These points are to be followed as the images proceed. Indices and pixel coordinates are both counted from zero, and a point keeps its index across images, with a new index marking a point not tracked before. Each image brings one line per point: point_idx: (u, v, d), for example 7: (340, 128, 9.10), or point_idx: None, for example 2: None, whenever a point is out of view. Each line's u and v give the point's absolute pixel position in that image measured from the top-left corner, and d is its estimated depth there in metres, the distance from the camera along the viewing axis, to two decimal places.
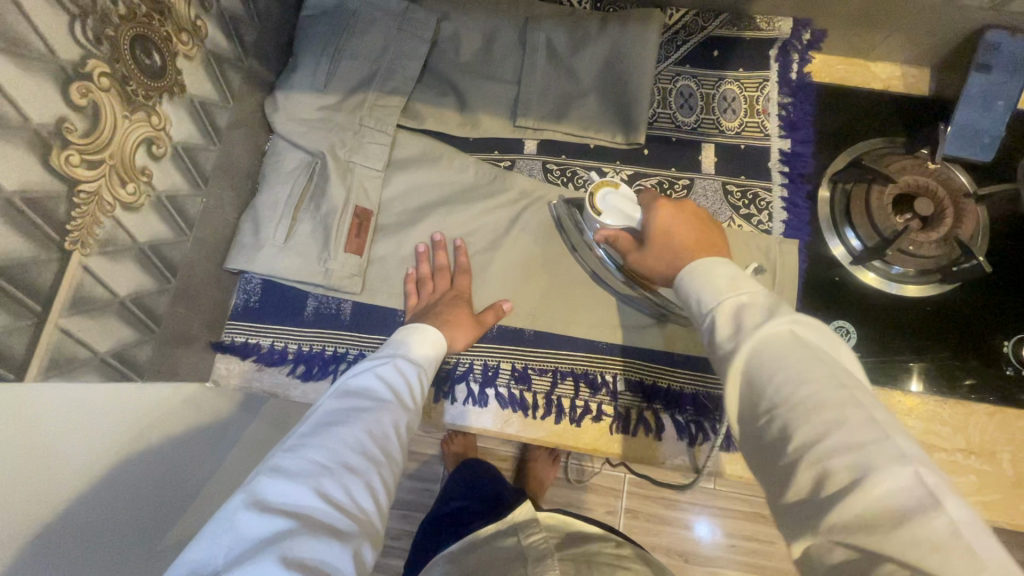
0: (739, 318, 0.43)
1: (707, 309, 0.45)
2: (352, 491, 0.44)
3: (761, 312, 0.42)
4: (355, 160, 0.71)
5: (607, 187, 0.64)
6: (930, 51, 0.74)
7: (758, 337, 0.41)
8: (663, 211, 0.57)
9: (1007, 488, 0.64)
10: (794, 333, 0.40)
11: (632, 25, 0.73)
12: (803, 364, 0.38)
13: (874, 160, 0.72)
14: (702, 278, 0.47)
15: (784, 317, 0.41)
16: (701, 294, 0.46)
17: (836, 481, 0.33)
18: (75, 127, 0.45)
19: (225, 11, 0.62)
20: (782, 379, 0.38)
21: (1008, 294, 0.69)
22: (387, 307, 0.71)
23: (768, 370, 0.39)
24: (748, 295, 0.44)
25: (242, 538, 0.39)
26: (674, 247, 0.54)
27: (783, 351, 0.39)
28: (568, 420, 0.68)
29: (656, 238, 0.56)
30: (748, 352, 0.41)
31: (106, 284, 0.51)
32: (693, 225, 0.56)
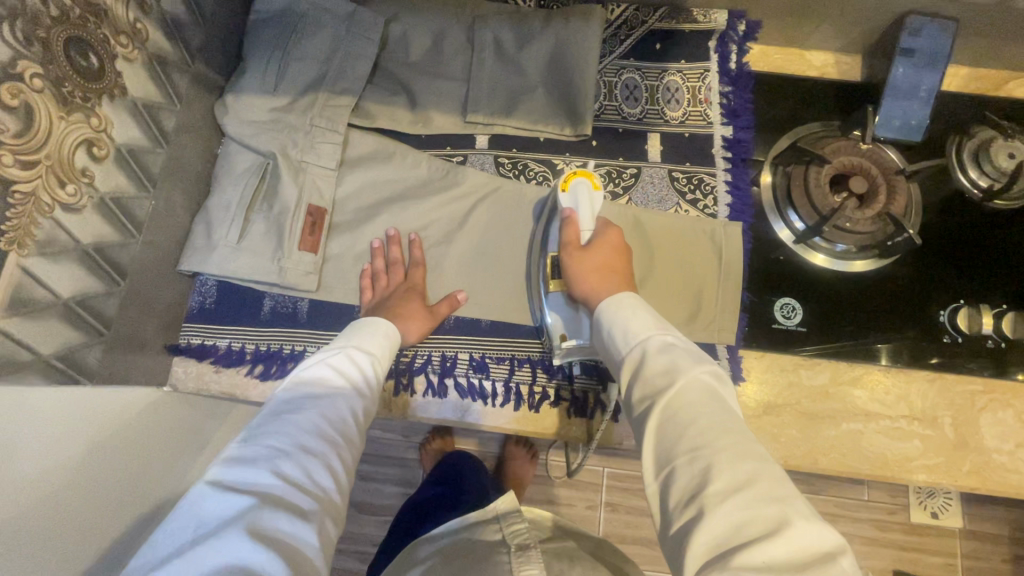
0: (672, 357, 0.48)
1: (633, 340, 0.52)
2: (312, 471, 0.45)
3: (689, 356, 0.48)
4: (306, 160, 0.72)
5: (586, 179, 0.68)
6: (859, 39, 0.77)
7: (687, 378, 0.46)
8: (612, 233, 0.65)
9: (949, 450, 0.67)
10: (713, 386, 0.46)
11: (574, 21, 0.75)
12: (720, 416, 0.44)
13: (810, 143, 0.75)
14: (631, 312, 0.54)
15: (707, 366, 0.47)
16: (631, 324, 0.53)
17: (754, 529, 0.36)
18: (8, 127, 0.45)
19: (167, 15, 0.63)
20: (704, 427, 0.43)
21: (942, 266, 0.73)
22: (344, 304, 0.72)
23: (691, 415, 0.44)
24: (673, 337, 0.51)
25: (202, 521, 0.39)
26: (612, 273, 0.61)
27: (700, 400, 0.45)
28: (527, 406, 0.69)
29: (588, 256, 0.63)
30: (678, 390, 0.45)
31: (47, 284, 0.51)
32: (621, 260, 0.63)
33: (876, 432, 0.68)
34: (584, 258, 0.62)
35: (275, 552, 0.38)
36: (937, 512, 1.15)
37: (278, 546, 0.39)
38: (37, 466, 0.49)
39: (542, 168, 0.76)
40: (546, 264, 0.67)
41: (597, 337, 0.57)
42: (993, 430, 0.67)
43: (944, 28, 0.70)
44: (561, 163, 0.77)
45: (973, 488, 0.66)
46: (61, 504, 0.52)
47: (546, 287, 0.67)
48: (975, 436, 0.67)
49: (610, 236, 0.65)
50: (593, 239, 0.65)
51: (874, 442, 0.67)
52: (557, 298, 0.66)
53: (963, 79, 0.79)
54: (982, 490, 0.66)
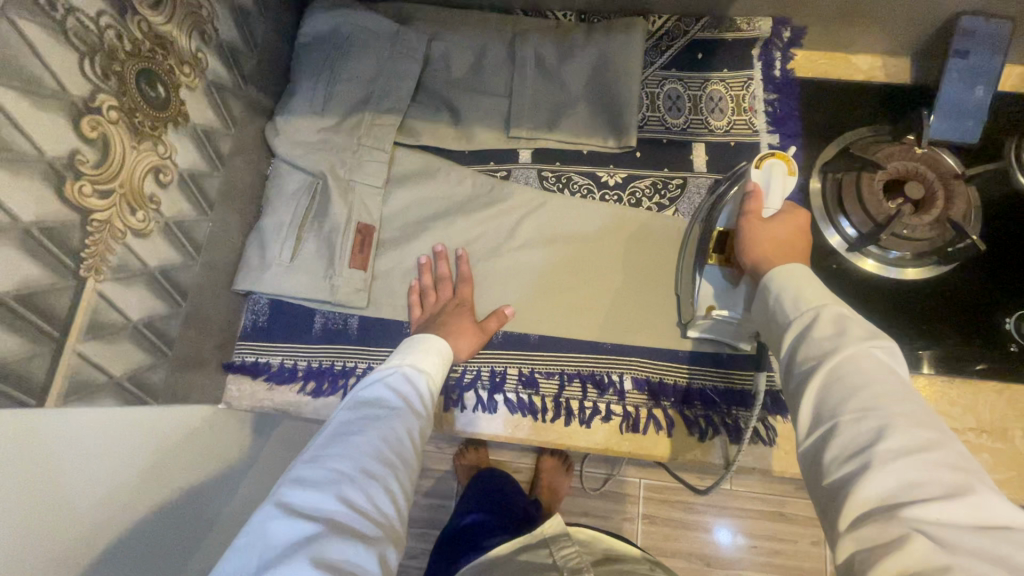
0: (842, 324, 0.45)
1: (805, 307, 0.48)
2: (373, 497, 0.46)
3: (863, 329, 0.44)
4: (354, 179, 0.73)
5: (781, 161, 0.59)
6: (909, 41, 0.76)
7: (856, 347, 0.43)
8: (796, 215, 0.58)
9: (1022, 465, 0.64)
10: (888, 363, 0.43)
11: (616, 34, 0.75)
12: (894, 385, 0.41)
13: (862, 148, 0.73)
14: (805, 281, 0.49)
15: (878, 342, 0.43)
16: (806, 290, 0.48)
17: (928, 490, 0.35)
18: (88, 158, 0.47)
19: (224, 43, 0.65)
20: (877, 390, 0.40)
21: (1006, 273, 0.70)
22: (393, 320, 0.72)
23: (860, 379, 0.41)
24: (848, 309, 0.46)
25: (272, 547, 0.41)
26: (787, 248, 0.56)
27: (876, 370, 0.41)
28: (577, 421, 0.68)
29: (767, 229, 0.57)
30: (849, 353, 0.42)
31: (120, 308, 0.53)
32: (801, 241, 0.57)
33: None
34: (761, 229, 0.57)
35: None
36: None
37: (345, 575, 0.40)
38: (111, 469, 0.51)
39: (586, 180, 0.76)
40: (713, 235, 0.64)
41: (759, 308, 0.54)
42: None
43: (1000, 26, 0.68)
44: (605, 175, 0.76)
45: None
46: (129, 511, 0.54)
47: (704, 258, 0.65)
48: None
49: (796, 219, 0.58)
50: (776, 215, 0.58)
51: None
52: (715, 270, 0.64)
53: (1018, 78, 0.77)
54: None
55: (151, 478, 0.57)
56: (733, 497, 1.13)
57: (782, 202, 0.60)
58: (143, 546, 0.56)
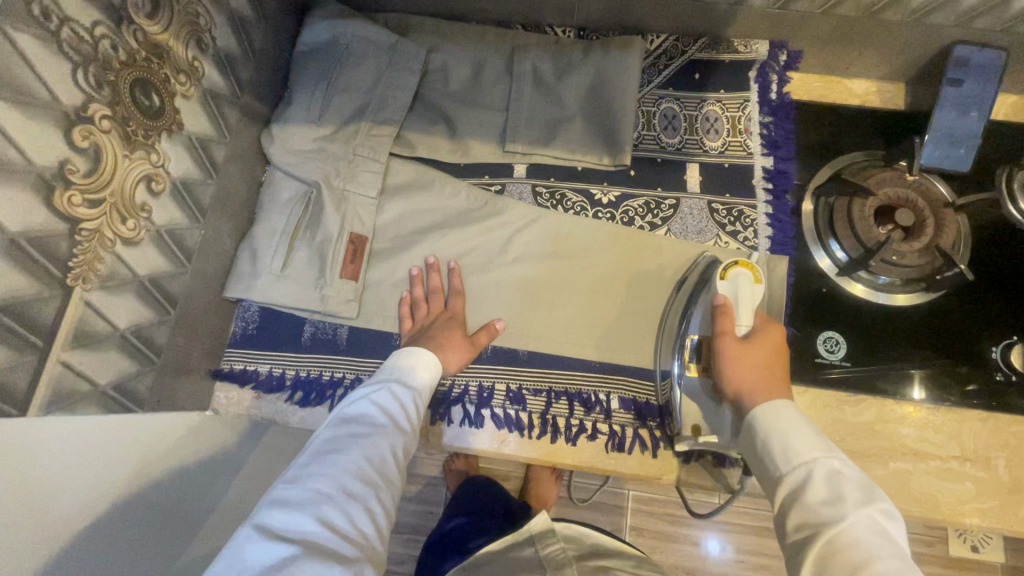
0: (836, 485, 0.46)
1: (796, 461, 0.49)
2: (352, 517, 0.45)
3: (859, 492, 0.45)
4: (349, 189, 0.73)
5: (747, 270, 0.65)
6: (903, 67, 0.76)
7: (853, 518, 0.44)
8: (770, 330, 0.62)
9: (1004, 493, 0.64)
10: (885, 526, 0.44)
11: (614, 52, 0.76)
12: (895, 557, 0.41)
13: (854, 173, 0.74)
14: (793, 427, 0.51)
15: (876, 504, 0.44)
16: (794, 442, 0.50)
17: None
18: (78, 168, 0.47)
19: (221, 51, 0.65)
20: (885, 563, 0.41)
21: (992, 301, 0.70)
22: (383, 332, 0.72)
23: (861, 555, 0.42)
24: (840, 463, 0.48)
25: (248, 568, 0.41)
26: (773, 376, 0.58)
27: (875, 540, 0.42)
28: (563, 439, 0.68)
29: (747, 354, 0.59)
30: (846, 524, 0.43)
31: (107, 317, 0.52)
32: (781, 361, 0.60)
33: (925, 472, 0.66)
34: (741, 353, 0.60)
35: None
36: (978, 545, 1.06)
37: None
38: (94, 479, 0.50)
39: (580, 197, 0.76)
40: (687, 347, 0.66)
41: (747, 444, 0.55)
42: None
43: (995, 56, 0.68)
44: (599, 192, 0.76)
45: None
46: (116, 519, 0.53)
47: (682, 369, 0.66)
48: None
49: (771, 335, 0.61)
50: (752, 334, 0.62)
51: (924, 483, 0.65)
52: (695, 384, 0.65)
53: (1011, 108, 0.77)
54: None
55: (136, 482, 0.56)
56: (721, 510, 1.13)
57: (755, 319, 0.63)
58: (131, 550, 0.55)
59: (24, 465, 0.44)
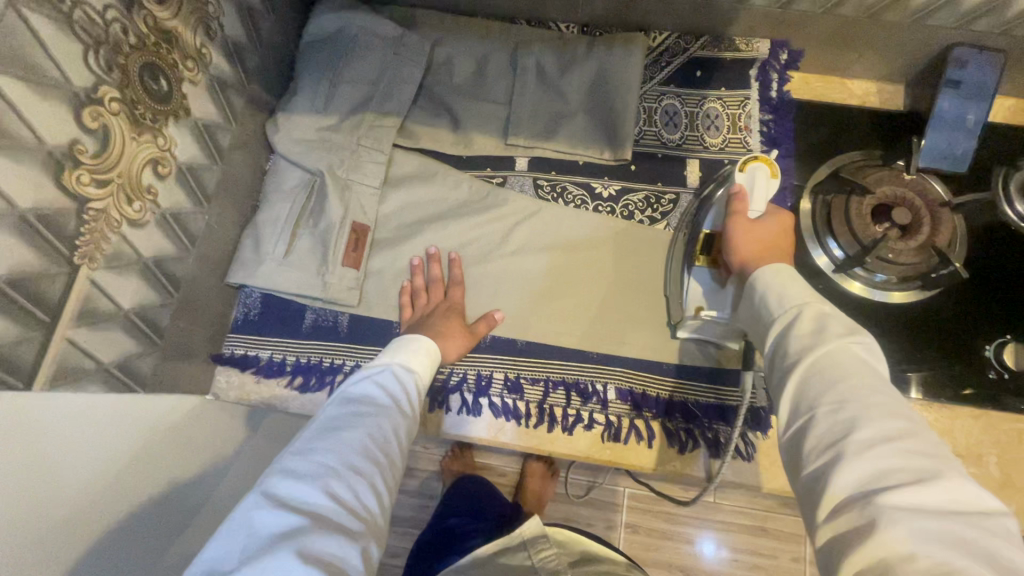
0: (822, 323, 0.46)
1: (789, 305, 0.49)
2: (359, 493, 0.46)
3: (846, 327, 0.45)
4: (352, 179, 0.74)
5: (764, 165, 0.63)
6: (903, 69, 0.77)
7: (835, 345, 0.44)
8: (781, 215, 0.61)
9: (995, 490, 0.65)
10: (866, 358, 0.44)
11: (617, 48, 0.76)
12: (872, 382, 0.42)
13: (852, 172, 0.74)
14: (790, 282, 0.51)
15: (858, 338, 0.45)
16: (787, 291, 0.50)
17: (901, 476, 0.36)
18: (87, 148, 0.47)
19: (229, 39, 0.66)
20: (855, 385, 0.41)
21: (987, 300, 0.71)
22: (383, 320, 0.73)
23: (837, 373, 0.42)
24: (833, 308, 0.48)
25: (257, 538, 0.41)
26: (777, 251, 0.57)
27: (854, 366, 0.43)
28: (560, 428, 0.69)
29: (754, 228, 0.59)
30: (827, 351, 0.44)
31: (112, 297, 0.53)
32: (788, 242, 0.59)
33: None
34: (749, 228, 0.59)
35: (324, 571, 0.40)
36: None
37: (330, 569, 0.40)
38: (96, 452, 0.51)
39: (581, 191, 0.77)
40: (699, 237, 0.66)
41: (746, 306, 0.54)
42: None
43: (992, 59, 0.69)
44: (600, 187, 0.77)
45: None
46: (118, 496, 0.54)
47: (691, 259, 0.66)
48: (1021, 476, 0.65)
49: (781, 220, 0.60)
50: (762, 216, 0.61)
51: None
52: (704, 272, 0.65)
53: (1009, 111, 0.78)
54: None
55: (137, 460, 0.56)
56: (716, 508, 1.14)
57: (767, 205, 0.62)
58: (128, 527, 0.55)
59: (30, 441, 0.44)
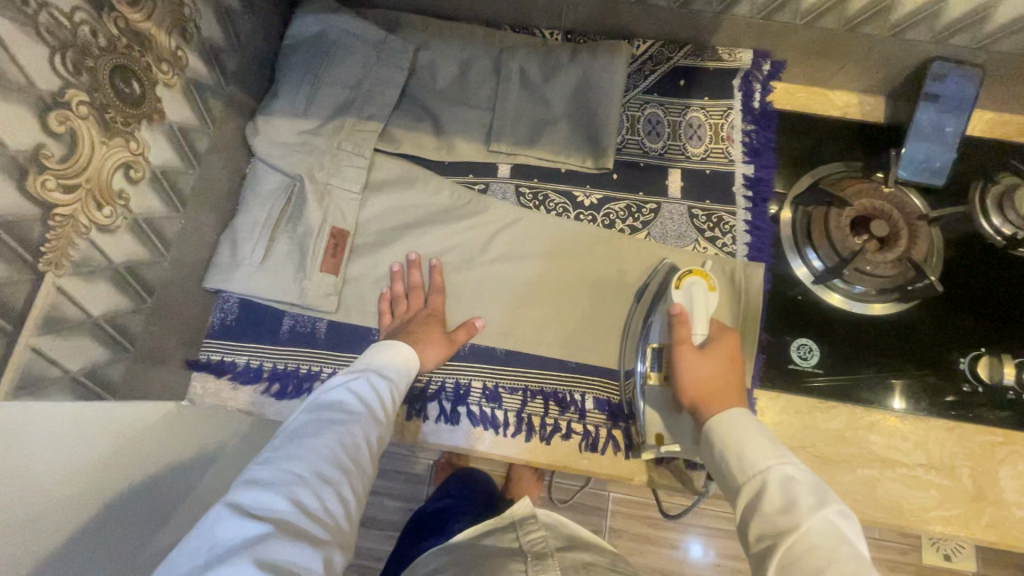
0: (789, 493, 0.45)
1: (751, 470, 0.49)
2: (326, 501, 0.46)
3: (813, 496, 0.44)
4: (332, 183, 0.73)
5: (701, 279, 0.64)
6: (883, 81, 0.78)
7: (808, 525, 0.42)
8: (725, 339, 0.62)
9: (967, 502, 0.65)
10: (841, 528, 0.42)
11: (600, 56, 0.76)
12: (855, 561, 0.40)
13: (832, 184, 0.75)
14: (747, 437, 0.51)
15: (830, 506, 0.43)
16: (748, 452, 0.50)
17: None
18: (53, 153, 0.46)
19: (205, 41, 0.65)
20: (843, 571, 0.39)
21: (962, 312, 0.72)
22: (361, 327, 0.73)
23: (819, 558, 0.40)
24: (794, 468, 0.48)
25: (219, 545, 0.40)
26: (727, 388, 0.58)
27: (835, 547, 0.41)
28: (538, 437, 0.69)
29: (702, 364, 0.60)
30: (801, 535, 0.42)
31: (79, 303, 0.52)
32: (733, 369, 0.61)
33: (893, 480, 0.67)
34: (697, 365, 0.60)
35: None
36: (950, 554, 1.07)
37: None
38: (67, 463, 0.49)
39: (563, 199, 0.77)
40: (648, 354, 0.66)
41: (707, 455, 0.55)
42: (1013, 483, 0.66)
43: (970, 73, 0.70)
44: (582, 195, 0.77)
45: (991, 541, 0.64)
46: (100, 497, 0.52)
47: (642, 379, 0.66)
48: (994, 487, 0.66)
49: (725, 346, 0.62)
50: (707, 343, 0.62)
51: (890, 490, 0.66)
52: (655, 394, 0.65)
53: (988, 124, 0.79)
54: (1000, 544, 0.64)
55: (110, 467, 0.54)
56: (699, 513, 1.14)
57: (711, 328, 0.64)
58: (111, 526, 0.53)
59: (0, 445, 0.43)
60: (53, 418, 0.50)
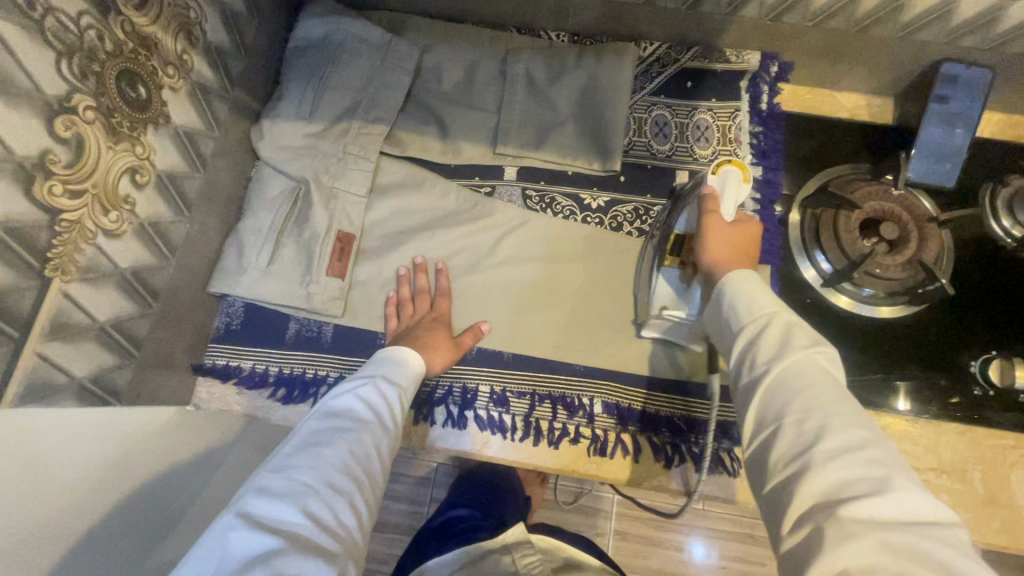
0: (786, 335, 0.46)
1: (754, 317, 0.49)
2: (338, 512, 0.45)
3: (808, 337, 0.46)
4: (338, 187, 0.73)
5: (738, 168, 0.59)
6: (891, 83, 0.77)
7: (797, 354, 0.44)
8: (751, 217, 0.59)
9: (979, 507, 0.65)
10: (828, 367, 0.45)
11: (607, 58, 0.76)
12: (833, 388, 0.42)
13: (841, 186, 0.74)
14: (756, 294, 0.50)
15: (821, 346, 0.45)
16: (754, 303, 0.49)
17: (859, 486, 0.37)
18: (60, 158, 0.46)
19: (211, 45, 0.64)
20: (820, 393, 0.42)
21: (973, 316, 0.71)
22: (368, 331, 0.72)
23: (801, 383, 0.43)
24: (797, 319, 0.48)
25: (231, 560, 0.40)
26: (743, 258, 0.56)
27: (816, 373, 0.43)
28: (546, 442, 0.68)
29: (726, 236, 0.57)
30: (792, 360, 0.44)
31: (86, 309, 0.52)
32: (754, 245, 0.58)
33: None
34: (721, 235, 0.57)
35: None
36: None
37: None
38: (71, 472, 0.49)
39: (570, 202, 0.77)
40: (671, 236, 0.63)
41: (713, 312, 0.54)
42: None
43: (981, 76, 0.70)
44: (588, 198, 0.77)
45: (1003, 547, 0.64)
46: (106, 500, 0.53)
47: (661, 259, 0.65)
48: (1005, 492, 0.65)
49: (751, 225, 0.59)
50: (733, 218, 0.59)
51: None
52: (671, 271, 0.64)
53: (996, 125, 0.78)
54: (1012, 549, 0.64)
55: (115, 476, 0.54)
56: (703, 515, 1.13)
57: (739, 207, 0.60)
58: (112, 532, 0.53)
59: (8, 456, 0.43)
60: (60, 425, 0.50)
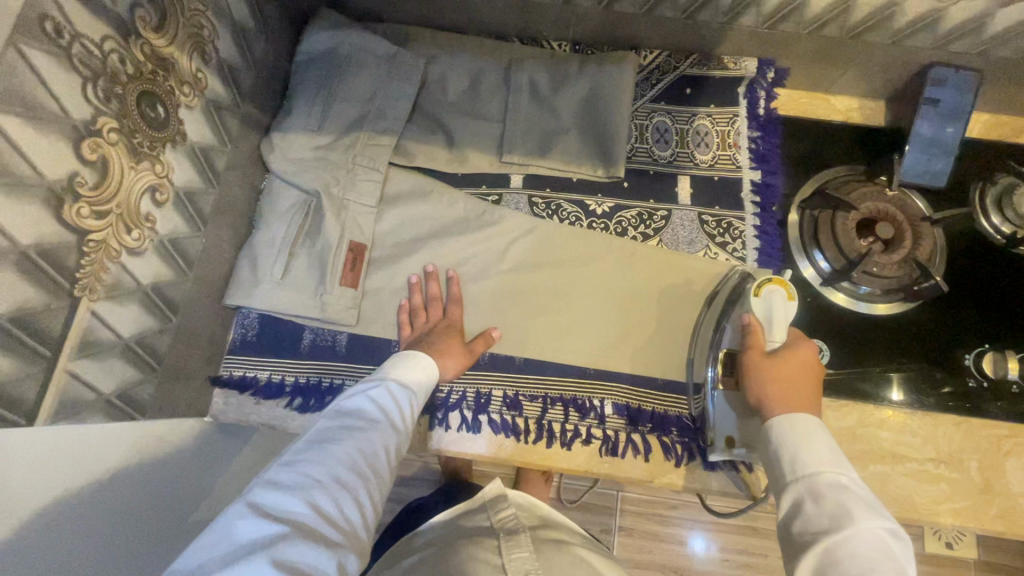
0: (839, 500, 0.46)
1: (800, 473, 0.49)
2: (341, 505, 0.47)
3: (864, 506, 0.45)
4: (348, 198, 0.74)
5: (781, 288, 0.63)
6: (884, 86, 0.80)
7: (850, 528, 0.44)
8: (802, 350, 0.60)
9: (976, 494, 0.67)
10: (887, 541, 0.44)
11: (608, 67, 0.78)
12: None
13: (838, 187, 0.76)
14: (805, 443, 0.51)
15: (880, 522, 0.44)
16: (803, 455, 0.50)
17: None
18: (86, 180, 0.47)
19: (223, 62, 0.65)
20: (872, 572, 0.41)
21: (966, 311, 0.74)
22: (382, 339, 0.74)
23: (855, 565, 0.42)
24: (848, 482, 0.48)
25: (236, 541, 0.41)
26: (799, 398, 0.56)
27: (873, 551, 0.43)
28: (558, 443, 0.70)
29: (775, 368, 0.58)
30: (845, 531, 0.44)
31: (111, 325, 0.53)
32: (811, 380, 0.58)
33: (904, 475, 0.69)
34: (771, 369, 0.58)
35: None
36: (952, 542, 1.06)
37: None
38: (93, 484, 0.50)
39: (575, 208, 0.78)
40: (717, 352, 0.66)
41: (763, 452, 0.54)
42: (1019, 474, 0.68)
43: (967, 78, 0.72)
44: (593, 203, 0.79)
45: (999, 532, 0.66)
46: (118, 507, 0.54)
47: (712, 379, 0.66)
48: (1000, 480, 0.68)
49: (802, 354, 0.59)
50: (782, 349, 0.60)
51: (901, 485, 0.68)
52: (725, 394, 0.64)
53: (985, 126, 0.81)
54: (1009, 535, 0.66)
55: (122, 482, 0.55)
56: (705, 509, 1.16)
57: (789, 335, 0.62)
58: (119, 540, 0.54)
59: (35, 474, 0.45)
60: (84, 437, 0.51)
